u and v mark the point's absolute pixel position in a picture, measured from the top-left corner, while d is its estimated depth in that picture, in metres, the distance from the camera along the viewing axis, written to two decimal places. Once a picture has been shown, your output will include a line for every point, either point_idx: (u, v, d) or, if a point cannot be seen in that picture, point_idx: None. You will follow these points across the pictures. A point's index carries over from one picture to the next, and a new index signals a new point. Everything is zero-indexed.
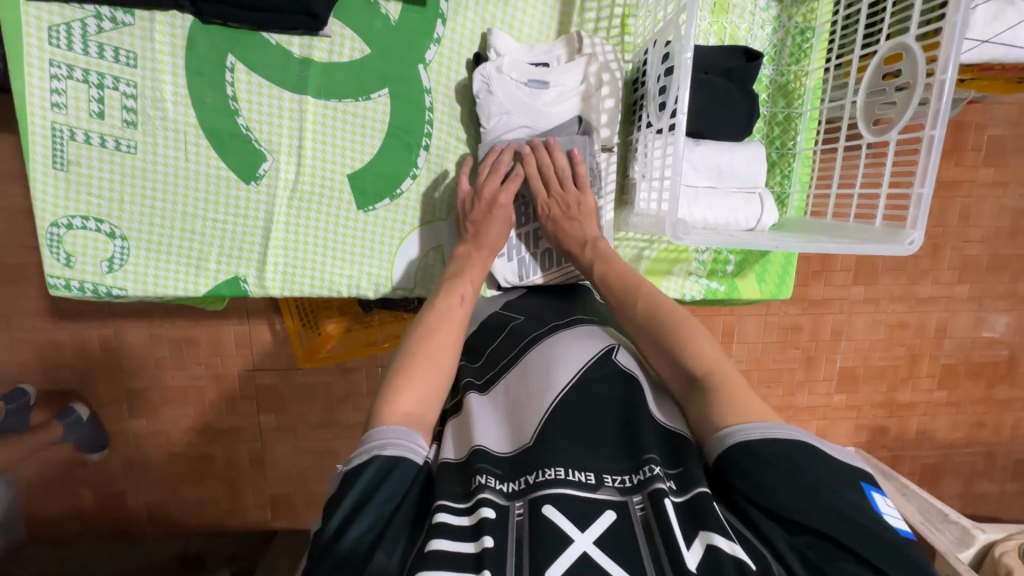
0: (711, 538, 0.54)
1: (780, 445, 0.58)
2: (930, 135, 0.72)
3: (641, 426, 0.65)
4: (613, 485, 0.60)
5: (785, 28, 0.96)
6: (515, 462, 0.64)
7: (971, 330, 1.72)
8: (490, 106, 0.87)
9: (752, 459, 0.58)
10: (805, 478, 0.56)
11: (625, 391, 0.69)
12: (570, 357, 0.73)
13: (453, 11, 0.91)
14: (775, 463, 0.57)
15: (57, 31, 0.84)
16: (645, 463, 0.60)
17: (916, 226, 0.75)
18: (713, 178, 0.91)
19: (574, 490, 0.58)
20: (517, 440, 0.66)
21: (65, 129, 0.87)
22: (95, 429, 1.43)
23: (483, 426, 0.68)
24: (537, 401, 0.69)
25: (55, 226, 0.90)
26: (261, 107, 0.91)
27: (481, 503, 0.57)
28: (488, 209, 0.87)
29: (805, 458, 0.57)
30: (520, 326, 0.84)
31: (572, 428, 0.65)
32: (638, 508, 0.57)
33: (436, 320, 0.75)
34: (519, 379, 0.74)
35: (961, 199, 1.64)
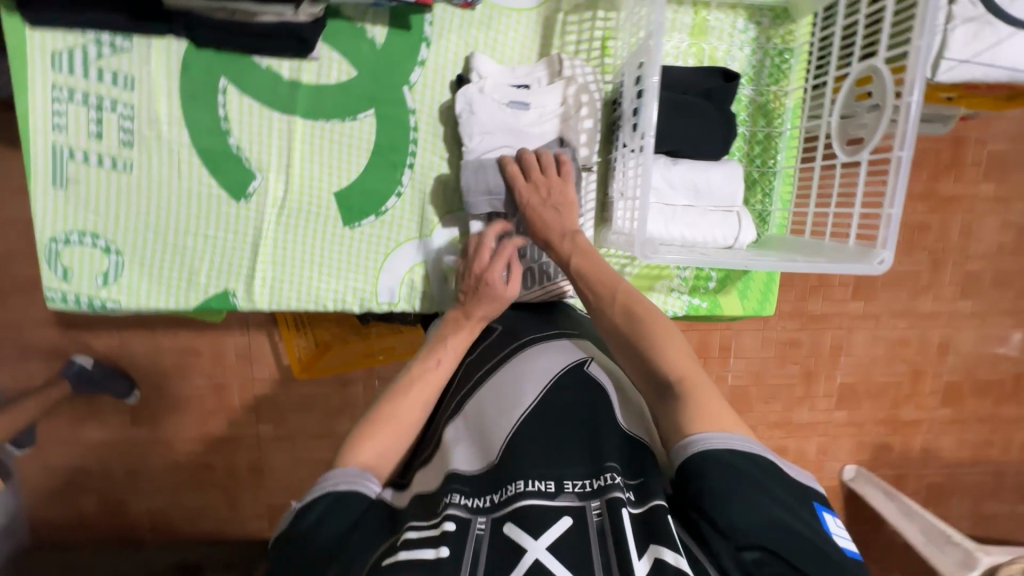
0: (660, 552, 0.55)
1: (740, 457, 0.58)
2: (898, 156, 0.73)
3: (604, 435, 0.68)
4: (572, 491, 0.61)
5: (763, 49, 0.97)
6: (482, 480, 0.65)
7: (975, 347, 1.70)
8: (472, 126, 0.90)
9: (713, 468, 0.57)
10: (760, 492, 0.56)
11: (589, 407, 0.71)
12: (538, 373, 0.75)
13: (436, 34, 0.94)
14: (735, 474, 0.57)
15: (60, 56, 0.88)
16: (606, 471, 0.63)
17: (886, 246, 0.75)
18: (690, 197, 0.92)
19: (532, 499, 0.60)
20: (485, 458, 0.68)
21: (66, 149, 0.91)
22: (107, 375, 1.40)
23: (458, 448, 0.71)
24: (505, 417, 0.71)
25: (53, 242, 0.93)
26: (251, 127, 0.94)
27: (445, 517, 0.59)
28: (476, 284, 0.86)
29: (762, 471, 0.58)
30: (497, 339, 0.86)
31: (539, 440, 0.67)
32: (595, 514, 0.59)
33: (408, 386, 0.76)
34: (492, 394, 0.75)
35: (962, 214, 1.62)
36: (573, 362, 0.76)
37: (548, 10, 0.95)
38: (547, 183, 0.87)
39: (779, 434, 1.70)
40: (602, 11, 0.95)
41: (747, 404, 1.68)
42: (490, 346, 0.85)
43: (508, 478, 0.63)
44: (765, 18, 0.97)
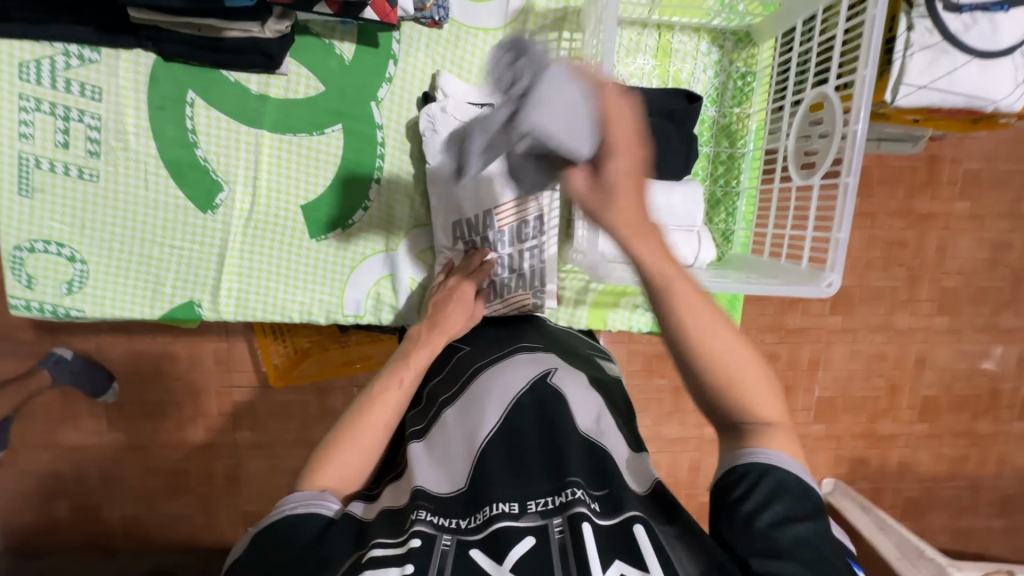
0: (625, 567, 0.53)
1: (797, 480, 0.56)
2: (845, 182, 0.75)
3: (568, 449, 0.65)
4: (535, 510, 0.58)
5: (726, 71, 1.00)
6: (451, 502, 0.62)
7: (952, 362, 1.71)
8: (435, 144, 0.92)
9: (763, 476, 0.56)
10: (805, 516, 0.54)
11: (555, 421, 0.69)
12: (504, 390, 0.74)
13: (404, 52, 0.95)
14: (786, 490, 0.55)
15: (27, 67, 0.89)
16: (567, 486, 0.59)
17: (834, 270, 0.77)
18: (651, 216, 0.94)
19: (501, 522, 0.57)
20: (454, 482, 0.65)
21: (32, 158, 0.92)
22: (88, 366, 1.39)
23: (423, 468, 0.67)
24: (469, 440, 0.68)
25: (18, 249, 0.94)
26: (219, 140, 0.95)
27: (411, 534, 0.56)
28: (449, 292, 0.92)
29: (812, 500, 0.56)
30: (463, 358, 0.85)
31: (502, 461, 0.65)
32: (557, 531, 0.55)
33: (369, 404, 0.72)
34: (456, 415, 0.73)
35: (938, 231, 1.64)
36: (536, 377, 0.75)
37: (515, 29, 0.96)
38: (631, 129, 0.51)
39: None
40: (568, 32, 0.97)
41: None
42: (453, 368, 0.84)
43: (480, 504, 0.60)
44: (728, 41, 0.99)
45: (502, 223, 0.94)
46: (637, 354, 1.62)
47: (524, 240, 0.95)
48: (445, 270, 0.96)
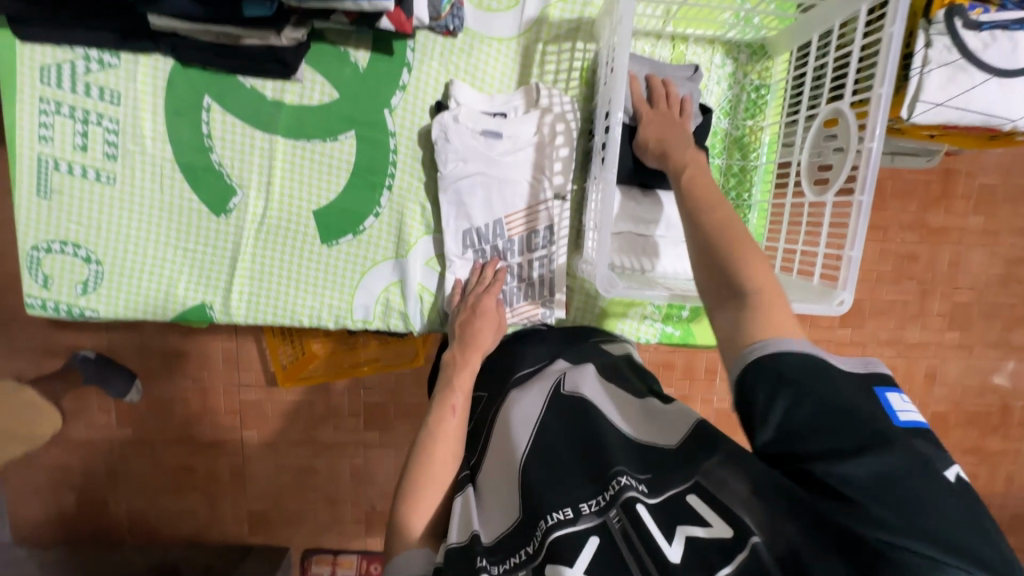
0: (688, 530, 0.51)
1: (789, 359, 0.51)
2: (859, 200, 0.75)
3: (607, 447, 0.62)
4: (590, 511, 0.56)
5: (740, 83, 0.99)
6: (511, 538, 0.60)
7: (963, 378, 1.69)
8: (447, 153, 0.92)
9: (764, 374, 0.52)
10: (813, 390, 0.49)
11: (583, 420, 0.67)
12: (525, 410, 0.72)
13: (418, 60, 0.96)
14: (783, 376, 0.51)
15: (48, 70, 0.90)
16: (614, 476, 0.58)
17: (846, 288, 0.76)
18: (661, 228, 0.93)
19: (557, 531, 0.55)
20: (510, 517, 0.62)
21: (50, 160, 0.93)
22: (107, 366, 1.42)
23: (476, 514, 0.64)
24: (509, 467, 0.66)
25: (35, 249, 0.95)
26: (234, 145, 0.96)
27: None
28: (472, 310, 0.90)
29: (810, 366, 0.51)
30: (484, 410, 0.81)
31: (541, 473, 0.63)
32: (616, 522, 0.54)
33: (430, 443, 0.72)
34: (495, 443, 0.72)
35: (951, 245, 1.63)
36: (550, 393, 0.73)
37: (528, 39, 0.97)
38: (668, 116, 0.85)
39: None
40: (581, 43, 0.98)
41: (732, 427, 1.67)
42: (479, 417, 0.80)
43: (535, 522, 0.58)
44: (743, 54, 0.99)
45: (512, 232, 0.97)
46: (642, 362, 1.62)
47: (534, 247, 0.97)
48: (455, 294, 0.96)
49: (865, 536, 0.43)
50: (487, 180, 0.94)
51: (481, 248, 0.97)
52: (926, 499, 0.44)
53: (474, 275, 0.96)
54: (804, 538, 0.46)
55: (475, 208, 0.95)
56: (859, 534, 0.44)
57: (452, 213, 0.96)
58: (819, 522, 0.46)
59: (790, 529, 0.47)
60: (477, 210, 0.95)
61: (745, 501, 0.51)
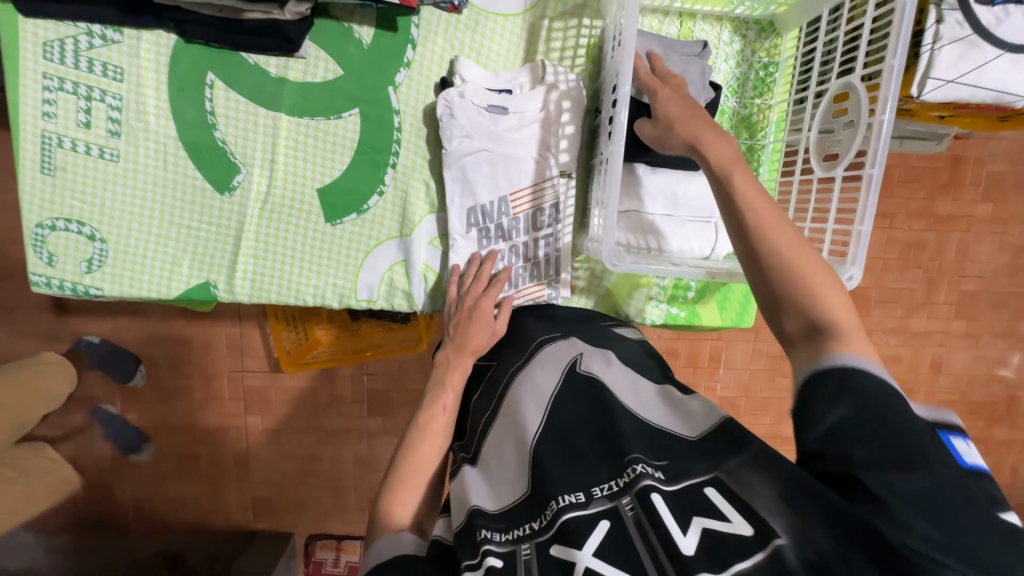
0: (705, 522, 0.49)
1: (861, 379, 0.52)
2: (870, 173, 0.74)
3: (621, 431, 0.61)
4: (602, 495, 0.56)
5: (748, 61, 0.98)
6: (517, 512, 0.60)
7: (968, 367, 1.68)
8: (452, 129, 0.91)
9: (831, 384, 0.52)
10: (875, 409, 0.49)
11: (597, 400, 0.67)
12: (539, 387, 0.72)
13: (422, 37, 0.95)
14: (848, 394, 0.51)
15: (51, 46, 0.90)
16: (629, 464, 0.56)
17: (855, 263, 0.75)
18: (668, 207, 0.92)
19: (569, 512, 0.54)
20: (516, 489, 0.63)
21: (54, 137, 0.93)
22: (114, 351, 1.43)
23: (477, 489, 0.66)
24: (518, 443, 0.67)
25: (39, 227, 0.94)
26: (238, 122, 0.95)
27: (485, 555, 0.55)
28: (469, 313, 0.88)
29: (877, 390, 0.51)
30: (494, 372, 0.82)
31: (554, 453, 0.62)
32: (629, 510, 0.52)
33: (417, 441, 0.74)
34: (502, 420, 0.72)
35: (959, 233, 1.61)
36: (565, 371, 0.72)
37: (534, 16, 0.96)
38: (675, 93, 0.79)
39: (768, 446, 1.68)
40: (588, 19, 0.97)
41: (736, 416, 1.66)
42: (489, 385, 0.81)
43: (545, 501, 0.58)
44: (751, 31, 0.97)
45: (517, 210, 0.96)
46: None
47: (538, 226, 0.97)
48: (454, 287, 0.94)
49: (896, 544, 0.42)
50: (493, 157, 0.93)
51: (485, 226, 0.97)
52: (967, 525, 0.42)
53: (469, 273, 0.94)
54: (837, 548, 0.44)
55: (480, 185, 0.95)
56: (892, 544, 0.42)
57: (456, 190, 0.95)
58: (852, 528, 0.44)
59: (823, 538, 0.45)
60: (481, 188, 0.95)
61: (772, 502, 0.48)
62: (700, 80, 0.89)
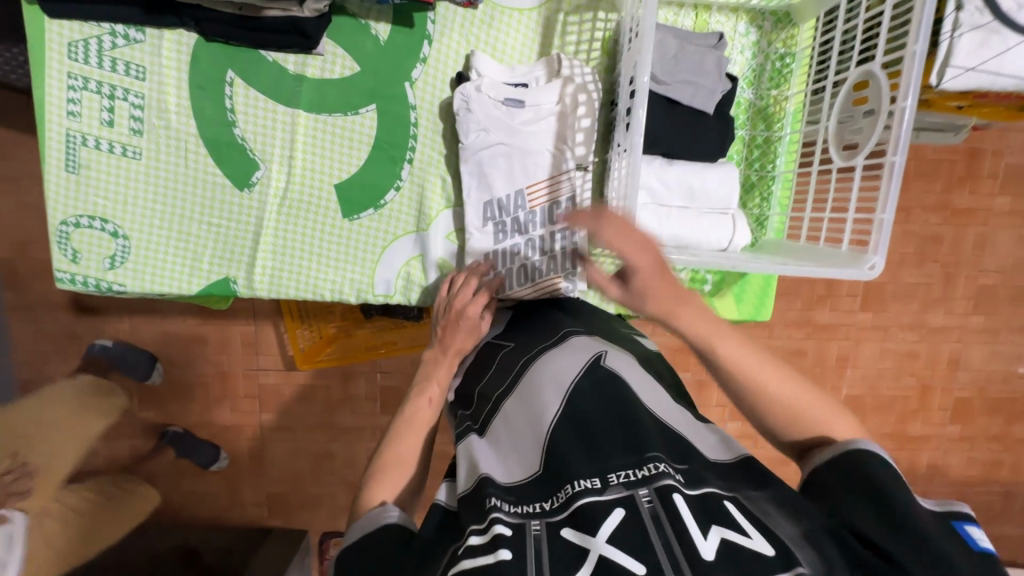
0: (726, 533, 0.49)
1: (867, 457, 0.56)
2: (891, 162, 0.74)
3: (643, 426, 0.61)
4: (618, 482, 0.55)
5: (764, 53, 0.97)
6: (527, 488, 0.59)
7: (987, 363, 1.66)
8: (469, 123, 0.92)
9: (833, 464, 0.57)
10: (882, 483, 0.53)
11: (619, 394, 0.66)
12: (560, 373, 0.71)
13: (438, 32, 0.96)
14: (856, 472, 0.55)
15: (76, 46, 0.92)
16: (649, 460, 0.56)
17: (877, 252, 0.75)
18: (685, 199, 0.92)
19: (584, 497, 0.54)
20: (527, 467, 0.62)
21: (78, 135, 0.94)
22: (125, 349, 1.43)
23: (487, 461, 0.65)
24: (535, 425, 0.66)
25: (64, 224, 0.96)
26: (257, 119, 0.97)
27: (494, 522, 0.55)
28: (456, 317, 0.86)
29: (883, 467, 0.55)
30: (507, 356, 0.81)
31: (572, 439, 0.62)
32: (646, 501, 0.52)
33: (400, 430, 0.76)
34: (518, 400, 0.71)
35: (977, 227, 1.59)
36: (588, 361, 0.71)
37: (549, 10, 0.96)
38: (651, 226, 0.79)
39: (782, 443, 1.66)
40: (603, 13, 0.97)
41: None
42: (503, 365, 0.80)
43: (559, 483, 0.57)
44: (767, 22, 0.96)
45: (533, 204, 0.97)
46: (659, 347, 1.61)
47: (555, 219, 0.97)
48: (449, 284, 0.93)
49: None
50: (509, 151, 0.94)
51: (502, 220, 0.97)
52: None
53: (464, 272, 0.93)
54: None
55: (496, 179, 0.95)
56: None
57: (472, 184, 0.96)
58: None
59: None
60: (498, 181, 0.95)
61: (796, 537, 0.49)
62: (716, 71, 0.88)
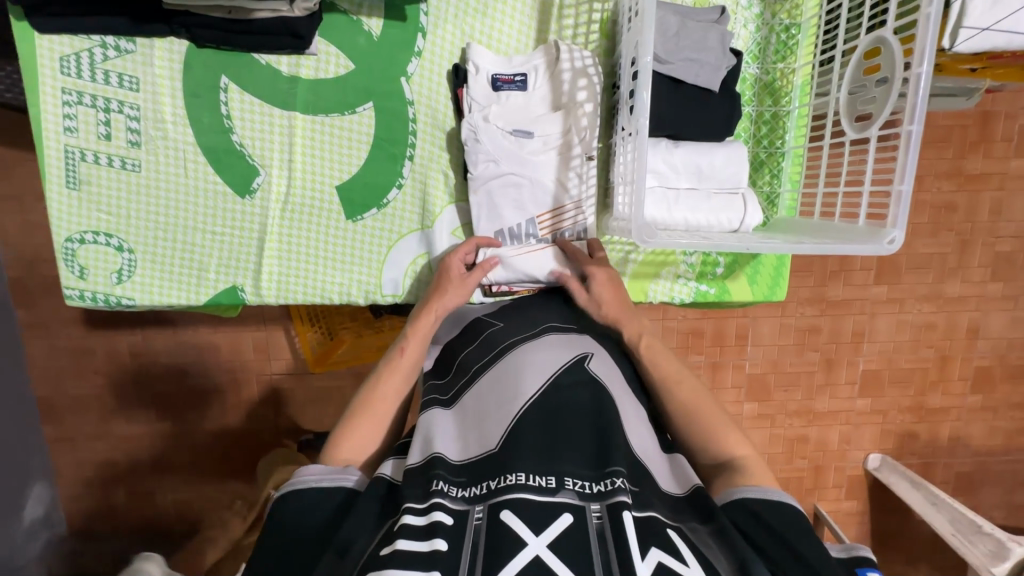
0: (663, 557, 0.54)
1: (775, 503, 0.63)
2: (908, 130, 0.71)
3: (611, 437, 0.65)
4: (573, 488, 0.59)
5: (769, 25, 0.94)
6: (477, 467, 0.64)
7: (1007, 331, 1.62)
8: (478, 153, 0.91)
9: (749, 508, 0.63)
10: (788, 531, 0.61)
11: (593, 397, 0.70)
12: (540, 365, 0.74)
13: (432, 24, 0.94)
14: (769, 518, 0.62)
15: (68, 60, 0.90)
16: (609, 475, 0.60)
17: (897, 224, 0.73)
18: (693, 179, 0.90)
19: (524, 493, 0.58)
20: (484, 445, 0.67)
21: (77, 151, 0.93)
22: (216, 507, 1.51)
23: (444, 437, 0.69)
24: (505, 406, 0.70)
25: (69, 241, 0.96)
26: (253, 124, 0.95)
27: (433, 507, 0.59)
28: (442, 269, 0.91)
29: (787, 516, 0.62)
30: (495, 334, 0.84)
31: (534, 433, 0.66)
32: (595, 516, 0.57)
33: (379, 380, 0.80)
34: (487, 385, 0.75)
35: (992, 192, 1.55)
36: (573, 360, 0.75)
37: None
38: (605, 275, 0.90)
39: (799, 423, 1.65)
40: None
41: (766, 393, 1.63)
42: (488, 338, 0.84)
43: (504, 470, 0.61)
44: None
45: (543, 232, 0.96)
46: (670, 332, 1.59)
47: (559, 231, 0.96)
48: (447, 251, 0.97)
49: None
50: (520, 181, 0.93)
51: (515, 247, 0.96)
52: None
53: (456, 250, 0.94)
54: None
55: (507, 209, 0.94)
56: None
57: (482, 216, 0.95)
58: None
59: None
60: (507, 210, 0.94)
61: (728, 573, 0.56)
62: (720, 47, 0.86)
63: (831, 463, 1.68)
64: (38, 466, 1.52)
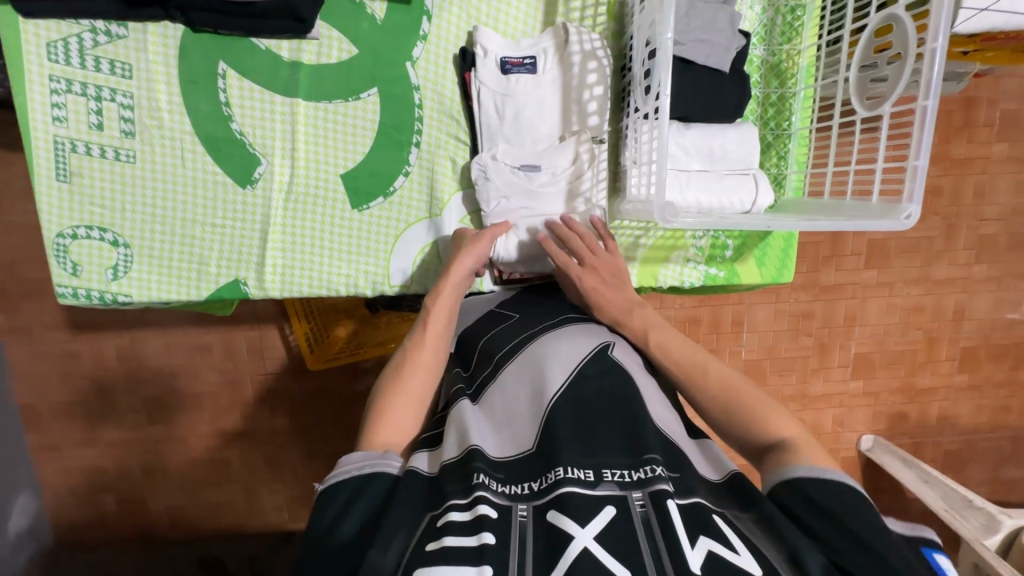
0: (712, 545, 0.54)
1: (820, 481, 0.61)
2: (923, 106, 0.72)
3: (644, 426, 0.64)
4: (611, 479, 0.59)
5: (774, 6, 0.94)
6: (516, 466, 0.63)
7: (992, 311, 1.67)
8: (489, 191, 0.92)
9: (794, 492, 0.61)
10: (833, 509, 0.58)
11: (621, 386, 0.70)
12: (566, 354, 0.73)
13: (437, 7, 0.92)
14: (816, 498, 0.59)
15: (55, 47, 0.86)
16: (647, 462, 0.60)
17: (913, 200, 0.74)
18: (705, 161, 0.90)
19: (569, 485, 0.57)
20: (520, 444, 0.66)
21: (67, 142, 0.89)
22: None
23: (479, 433, 0.67)
24: (535, 402, 0.68)
25: (60, 237, 0.92)
26: (254, 112, 0.92)
27: (478, 501, 0.57)
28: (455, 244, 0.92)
29: (834, 493, 0.59)
30: (514, 324, 0.84)
31: (568, 422, 0.65)
32: (638, 505, 0.56)
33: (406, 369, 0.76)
34: (513, 378, 0.74)
35: (976, 176, 1.58)
36: (596, 349, 0.74)
37: None
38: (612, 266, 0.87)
39: (795, 407, 1.67)
40: None
41: (763, 378, 1.65)
42: (510, 328, 0.83)
43: (547, 465, 0.60)
44: None
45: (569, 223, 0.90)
46: (668, 320, 1.59)
47: (576, 204, 0.95)
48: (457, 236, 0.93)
49: None
50: (532, 214, 0.94)
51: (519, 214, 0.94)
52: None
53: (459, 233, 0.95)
54: None
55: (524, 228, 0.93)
56: None
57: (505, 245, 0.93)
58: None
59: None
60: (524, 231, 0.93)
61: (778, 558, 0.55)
62: (729, 27, 0.86)
63: (826, 446, 1.71)
64: (24, 475, 1.47)
